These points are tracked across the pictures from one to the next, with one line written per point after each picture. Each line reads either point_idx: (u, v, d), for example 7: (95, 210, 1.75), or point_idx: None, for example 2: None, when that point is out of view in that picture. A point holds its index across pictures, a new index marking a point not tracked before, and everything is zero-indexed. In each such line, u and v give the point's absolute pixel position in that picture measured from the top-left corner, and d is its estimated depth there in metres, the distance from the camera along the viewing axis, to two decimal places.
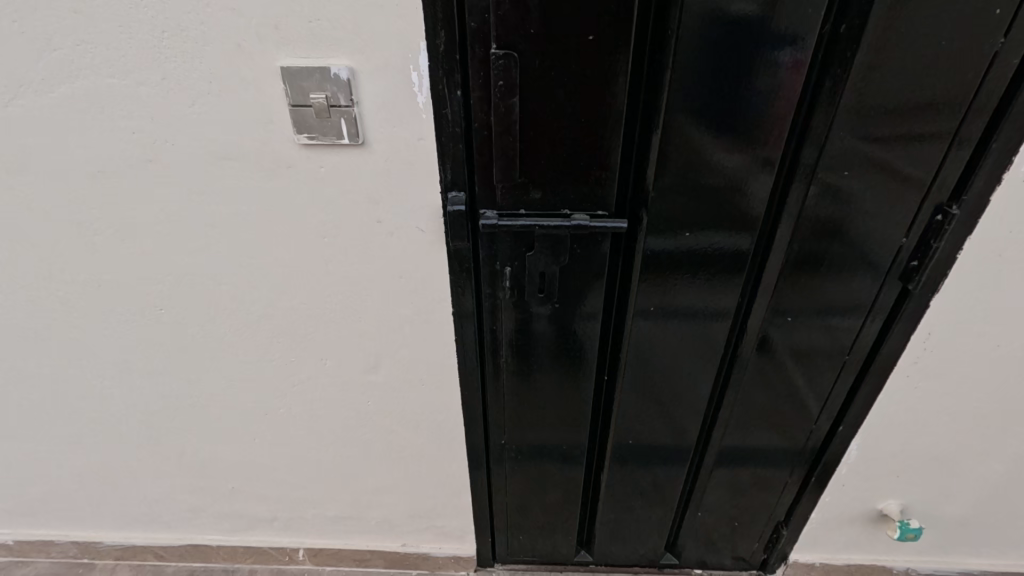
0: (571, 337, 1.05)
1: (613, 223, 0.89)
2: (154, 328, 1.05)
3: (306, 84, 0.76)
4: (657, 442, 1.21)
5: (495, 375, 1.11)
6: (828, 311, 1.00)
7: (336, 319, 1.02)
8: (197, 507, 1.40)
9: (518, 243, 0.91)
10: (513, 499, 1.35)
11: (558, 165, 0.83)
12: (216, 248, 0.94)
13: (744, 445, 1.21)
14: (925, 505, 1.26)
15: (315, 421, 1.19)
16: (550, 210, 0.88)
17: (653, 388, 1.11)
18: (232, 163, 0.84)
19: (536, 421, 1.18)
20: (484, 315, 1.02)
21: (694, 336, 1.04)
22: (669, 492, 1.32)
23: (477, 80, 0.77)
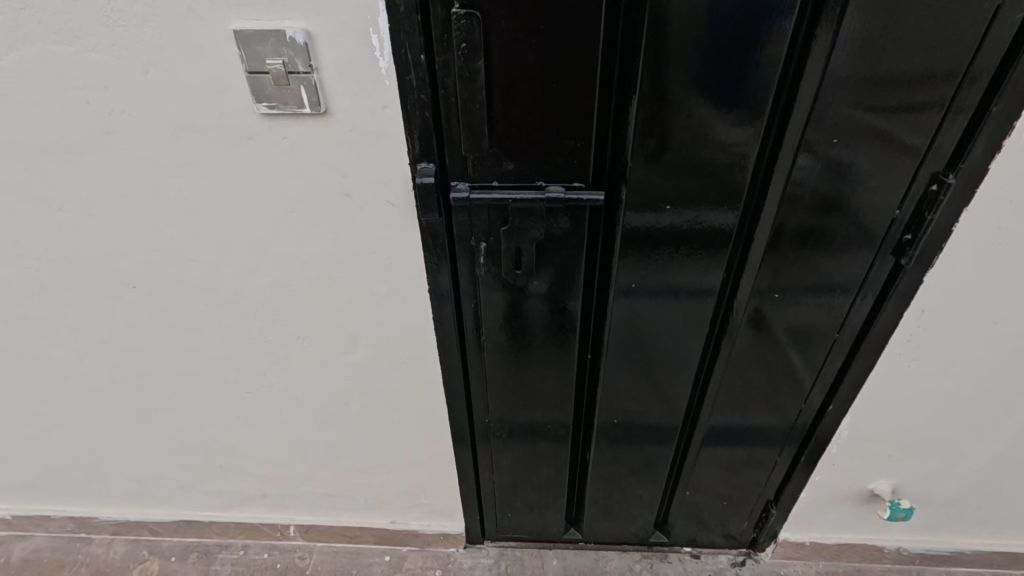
0: (553, 316, 1.02)
1: (591, 196, 0.85)
2: (130, 306, 1.04)
3: (262, 48, 0.72)
4: (644, 422, 1.20)
5: (477, 354, 1.09)
6: (819, 287, 0.96)
7: (312, 296, 1.00)
8: (187, 484, 1.42)
9: (494, 218, 0.87)
10: (501, 477, 1.35)
11: (530, 134, 0.79)
12: (185, 223, 0.91)
13: (733, 424, 1.19)
14: (918, 484, 1.24)
15: (298, 399, 1.19)
16: (524, 181, 0.84)
17: (638, 366, 1.09)
18: (193, 134, 0.81)
19: (520, 400, 1.17)
20: (463, 293, 0.99)
21: (680, 314, 1.01)
22: (657, 470, 1.31)
23: (441, 43, 0.72)
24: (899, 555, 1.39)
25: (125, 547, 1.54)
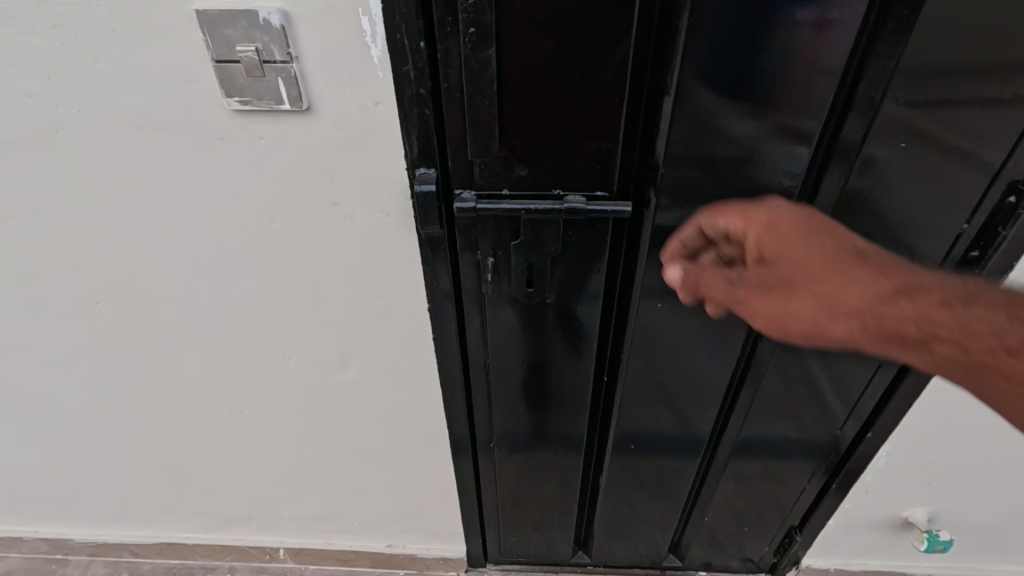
0: (568, 330, 0.90)
1: (615, 207, 0.73)
2: (95, 322, 0.93)
3: (229, 33, 0.61)
4: (661, 439, 1.10)
5: (481, 368, 0.97)
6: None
7: (297, 314, 0.90)
8: (168, 505, 1.32)
9: (503, 229, 0.76)
10: (505, 494, 1.24)
11: (547, 134, 0.68)
12: (151, 232, 0.80)
13: (760, 444, 1.09)
14: (956, 513, 1.15)
15: (285, 420, 1.09)
16: (538, 190, 0.72)
17: (660, 382, 0.99)
18: (155, 132, 0.70)
19: (529, 416, 1.06)
20: (466, 302, 0.87)
21: (711, 326, 0.90)
22: (673, 487, 1.21)
23: (442, 29, 0.60)
24: None
25: (105, 570, 1.45)
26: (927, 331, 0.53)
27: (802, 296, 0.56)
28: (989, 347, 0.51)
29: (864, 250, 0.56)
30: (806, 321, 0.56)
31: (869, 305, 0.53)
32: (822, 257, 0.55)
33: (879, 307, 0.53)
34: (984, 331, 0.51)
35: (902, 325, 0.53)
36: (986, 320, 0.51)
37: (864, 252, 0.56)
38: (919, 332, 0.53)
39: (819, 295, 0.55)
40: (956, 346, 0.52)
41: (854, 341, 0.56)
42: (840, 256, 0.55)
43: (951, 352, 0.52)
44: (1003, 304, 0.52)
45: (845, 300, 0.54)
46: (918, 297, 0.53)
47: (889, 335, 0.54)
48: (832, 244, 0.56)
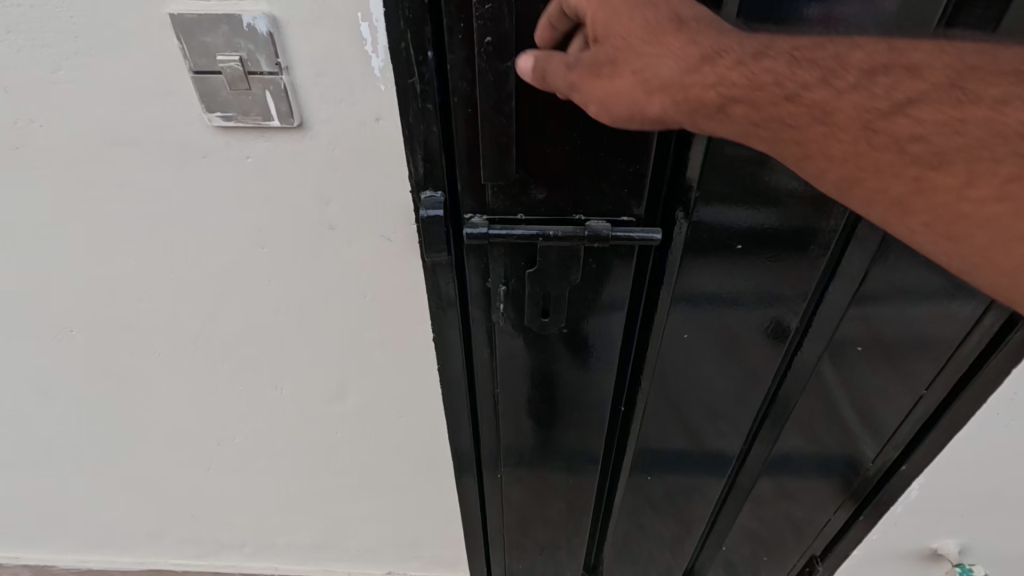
0: (587, 337, 0.81)
1: (644, 232, 0.67)
2: (71, 350, 0.86)
3: (209, 40, 0.53)
4: (682, 454, 1.01)
5: (491, 378, 0.87)
6: (911, 333, 0.77)
7: (288, 342, 0.82)
8: (155, 532, 1.25)
9: (519, 255, 0.69)
10: (509, 514, 1.14)
11: (569, 151, 0.61)
12: (126, 256, 0.73)
13: (787, 464, 1.00)
14: (992, 547, 1.07)
15: (278, 450, 1.02)
16: (558, 215, 0.66)
17: (684, 390, 0.89)
18: (127, 149, 0.62)
19: (541, 429, 0.96)
20: (475, 307, 0.77)
21: (745, 330, 0.81)
22: (686, 506, 1.12)
23: (455, 36, 0.53)
24: None
25: None
26: (727, 93, 0.47)
27: (619, 72, 0.49)
28: (778, 101, 0.46)
29: (683, 13, 0.49)
30: (620, 103, 0.49)
31: (680, 75, 0.47)
32: (638, 23, 0.48)
33: (687, 78, 0.47)
34: (776, 80, 0.46)
35: (708, 95, 0.47)
36: (778, 71, 0.46)
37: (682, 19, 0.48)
38: (722, 96, 0.47)
39: (637, 70, 0.48)
40: (753, 109, 0.47)
41: (665, 120, 0.50)
42: (658, 24, 0.47)
43: (750, 116, 0.47)
44: (790, 50, 0.46)
45: (656, 69, 0.48)
46: (727, 54, 0.46)
47: (695, 108, 0.48)
48: (654, 12, 0.48)
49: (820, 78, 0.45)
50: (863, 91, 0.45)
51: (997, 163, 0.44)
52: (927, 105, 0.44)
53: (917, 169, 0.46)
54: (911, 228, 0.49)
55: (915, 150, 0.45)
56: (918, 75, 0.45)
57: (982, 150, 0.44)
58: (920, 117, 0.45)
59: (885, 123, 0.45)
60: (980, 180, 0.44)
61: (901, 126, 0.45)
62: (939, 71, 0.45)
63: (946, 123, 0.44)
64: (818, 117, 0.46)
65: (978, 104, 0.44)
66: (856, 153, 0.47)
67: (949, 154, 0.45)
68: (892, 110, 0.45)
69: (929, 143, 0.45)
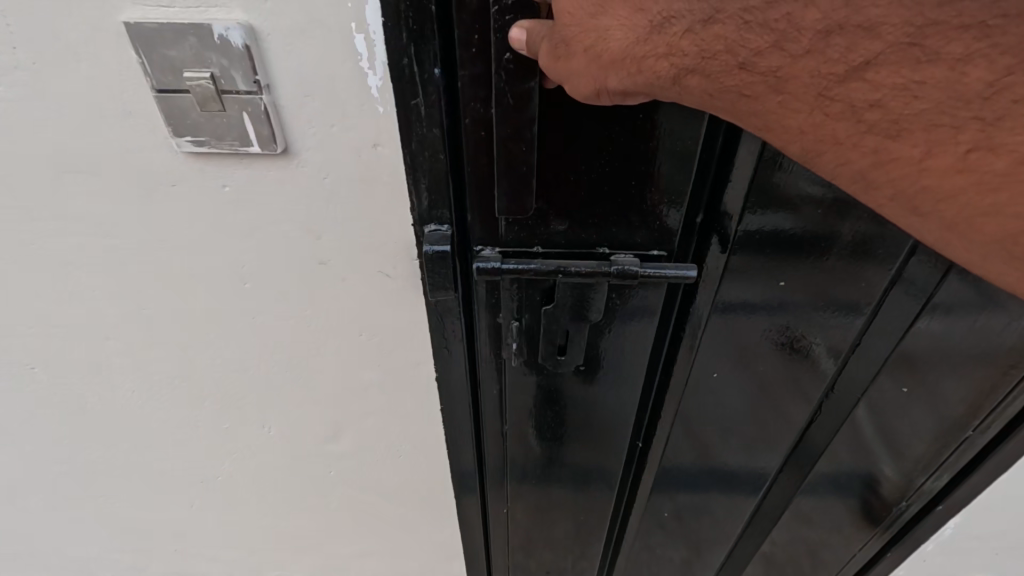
0: (607, 359, 0.75)
1: (679, 270, 0.60)
2: (36, 391, 0.78)
3: (176, 55, 0.45)
4: (701, 483, 0.93)
5: (501, 399, 0.80)
6: (965, 371, 0.67)
7: (277, 381, 0.74)
8: (138, 567, 1.17)
9: (538, 294, 0.63)
10: (514, 534, 1.07)
11: (596, 182, 0.55)
12: (89, 292, 0.65)
13: (811, 502, 0.90)
14: None
15: (267, 487, 0.94)
16: (581, 248, 0.60)
17: (707, 416, 0.82)
18: (83, 178, 0.54)
19: (553, 452, 0.89)
20: (484, 334, 0.69)
21: (778, 356, 0.73)
22: (697, 529, 1.03)
23: (468, 51, 0.46)
24: None
25: None
26: (682, 63, 0.40)
27: (572, 51, 0.41)
28: (733, 69, 0.38)
29: None
30: (581, 84, 0.42)
31: (628, 47, 0.40)
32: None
33: (636, 49, 0.40)
34: (727, 45, 0.38)
35: (659, 68, 0.40)
36: (727, 34, 0.37)
37: None
38: (675, 67, 0.40)
39: (588, 49, 0.40)
40: (707, 80, 0.40)
41: (627, 93, 0.43)
42: None
43: (705, 88, 0.40)
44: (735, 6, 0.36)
45: (602, 42, 0.40)
46: (677, 19, 0.38)
47: (649, 81, 0.41)
48: None
49: (770, 41, 0.36)
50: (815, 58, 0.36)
51: (957, 131, 0.36)
52: (888, 66, 0.35)
53: (875, 140, 0.38)
54: (875, 203, 0.42)
55: (871, 119, 0.37)
56: (874, 33, 0.34)
57: (943, 118, 0.36)
58: (877, 82, 0.36)
59: (842, 89, 0.37)
60: (942, 153, 0.37)
61: (857, 92, 0.36)
62: (897, 24, 0.34)
63: (902, 90, 0.36)
64: (774, 86, 0.38)
65: (939, 64, 0.34)
66: (810, 126, 0.39)
67: (908, 121, 0.37)
68: (847, 76, 0.36)
69: (885, 112, 0.37)
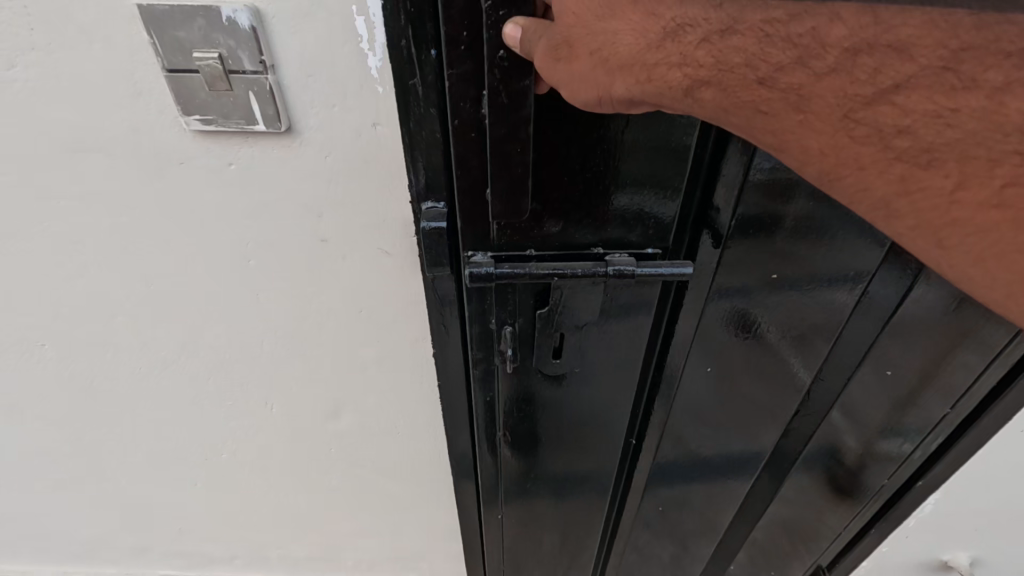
0: (599, 364, 0.75)
1: (674, 269, 0.62)
2: (44, 369, 0.81)
3: (185, 36, 0.47)
4: (691, 478, 0.96)
5: (492, 405, 0.80)
6: (938, 352, 0.72)
7: (280, 360, 0.77)
8: (141, 546, 1.20)
9: (534, 294, 0.65)
10: (505, 541, 1.07)
11: (588, 177, 0.57)
12: (97, 270, 0.67)
13: (797, 488, 0.94)
14: (1000, 560, 1.05)
15: (268, 466, 0.97)
16: (577, 249, 0.62)
17: (697, 412, 0.84)
18: (94, 157, 0.56)
19: (545, 455, 0.90)
20: (475, 340, 0.70)
21: (766, 352, 0.76)
22: (687, 522, 1.05)
23: (457, 47, 0.47)
24: None
25: None
26: (695, 74, 0.42)
27: (578, 53, 0.43)
28: (750, 84, 0.41)
29: None
30: (585, 89, 0.44)
31: (637, 54, 0.42)
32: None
33: (648, 57, 0.42)
34: (746, 59, 0.40)
35: (672, 77, 0.42)
36: (749, 48, 0.40)
37: None
38: (688, 78, 0.42)
39: (594, 52, 0.42)
40: (722, 93, 0.42)
41: (631, 101, 0.45)
42: None
43: (719, 100, 0.42)
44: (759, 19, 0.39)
45: (611, 48, 0.43)
46: (692, 29, 0.41)
47: (660, 91, 0.43)
48: None
49: (796, 56, 0.39)
50: (843, 74, 0.39)
51: (996, 163, 0.38)
52: (919, 90, 0.38)
53: (904, 168, 0.40)
54: None
55: (901, 146, 0.40)
56: (908, 55, 0.38)
57: (977, 146, 0.38)
58: (909, 107, 0.38)
59: (867, 112, 0.39)
60: (976, 185, 0.39)
61: (885, 116, 0.39)
62: (932, 48, 0.38)
63: (935, 115, 0.38)
64: (795, 102, 0.40)
65: (978, 91, 0.37)
66: (830, 145, 0.41)
67: (941, 149, 0.39)
68: (879, 97, 0.39)
69: (916, 139, 0.39)
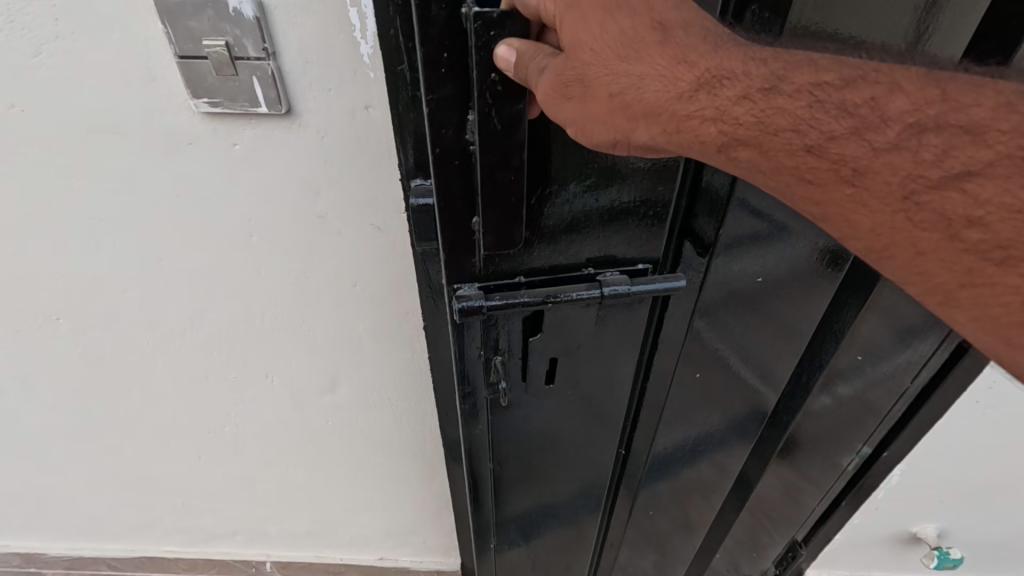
0: (587, 385, 0.76)
1: (666, 283, 0.63)
2: (58, 341, 0.86)
3: (194, 25, 0.52)
4: (676, 484, 0.98)
5: (483, 431, 0.79)
6: (904, 345, 0.74)
7: (280, 333, 0.82)
8: (146, 521, 1.25)
9: (523, 327, 0.66)
10: (499, 560, 1.06)
11: (574, 200, 0.59)
12: (111, 246, 0.72)
13: (775, 483, 0.97)
14: (967, 531, 1.10)
15: (269, 440, 1.02)
16: (569, 270, 0.64)
17: (680, 421, 0.86)
18: (113, 137, 0.61)
19: (536, 475, 0.89)
20: (466, 365, 0.70)
21: (741, 360, 0.78)
22: (674, 526, 1.07)
23: (435, 72, 0.46)
24: None
25: None
26: (728, 131, 0.44)
27: (598, 96, 0.45)
28: (797, 151, 0.43)
29: (664, 16, 0.45)
30: (604, 131, 0.47)
31: (663, 98, 0.44)
32: (616, 34, 0.44)
33: (678, 107, 0.44)
34: (795, 127, 0.42)
35: (707, 132, 0.44)
36: (800, 118, 0.42)
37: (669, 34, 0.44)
38: (724, 136, 0.44)
39: (615, 95, 0.45)
40: (761, 155, 0.44)
41: (653, 147, 0.48)
42: (636, 36, 0.44)
43: (756, 161, 0.44)
44: (809, 83, 0.42)
45: (636, 91, 0.45)
46: (731, 84, 0.43)
47: (694, 143, 0.45)
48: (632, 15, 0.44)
49: (850, 126, 0.42)
50: (907, 151, 0.41)
51: None
52: (989, 179, 0.40)
53: (972, 261, 0.41)
54: None
55: (972, 238, 0.41)
56: (983, 141, 0.40)
57: None
58: (979, 195, 0.40)
59: (932, 196, 0.41)
60: None
61: (957, 205, 0.41)
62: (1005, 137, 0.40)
63: (1014, 211, 0.39)
64: (850, 178, 0.42)
65: None
66: (885, 224, 0.43)
67: (1017, 247, 0.40)
68: (945, 183, 0.41)
69: (988, 231, 0.40)
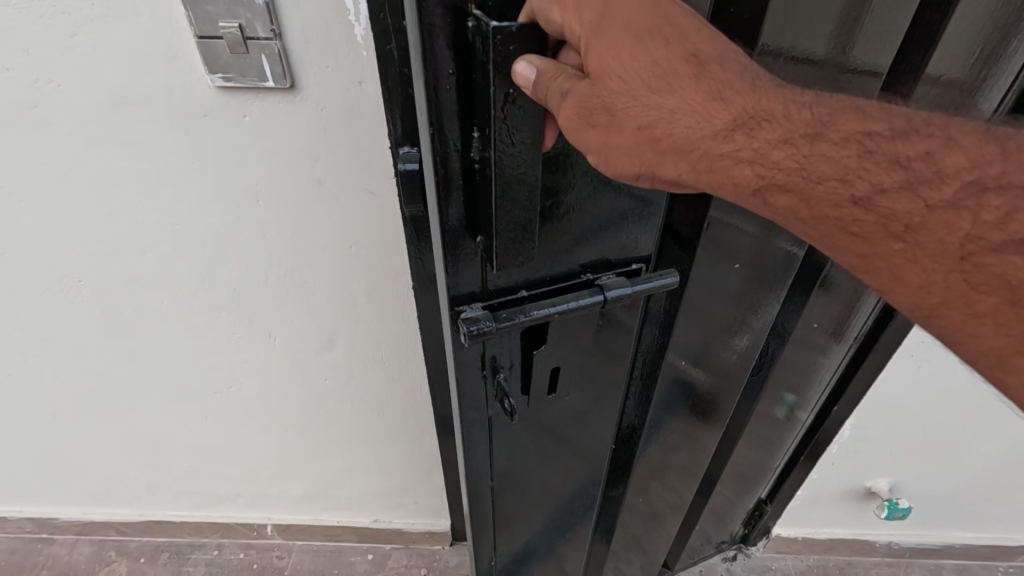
0: (581, 388, 0.79)
1: (659, 280, 0.66)
2: (81, 303, 0.94)
3: (211, 8, 0.61)
4: (656, 467, 1.05)
5: (487, 452, 0.80)
6: (835, 304, 0.85)
7: (283, 294, 0.91)
8: (154, 484, 1.33)
9: (523, 343, 0.67)
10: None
11: (567, 213, 0.62)
12: (133, 212, 0.81)
13: (739, 447, 1.06)
14: (915, 484, 1.20)
15: (271, 401, 1.10)
16: (565, 274, 0.67)
17: (659, 409, 0.93)
18: (137, 110, 0.70)
19: (535, 489, 0.90)
20: (469, 388, 0.70)
21: (709, 344, 0.86)
22: (656, 512, 1.13)
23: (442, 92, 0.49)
24: (891, 549, 1.36)
25: (91, 549, 1.46)
26: (763, 171, 0.48)
27: (630, 130, 0.47)
28: (844, 204, 0.47)
29: (699, 51, 0.47)
30: (630, 163, 0.49)
31: (693, 135, 0.47)
32: (646, 63, 0.46)
33: (712, 147, 0.48)
34: (844, 183, 0.47)
35: (741, 172, 0.48)
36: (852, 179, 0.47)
37: (701, 70, 0.47)
38: (762, 179, 0.48)
39: (643, 128, 0.47)
40: (803, 204, 0.49)
41: (679, 180, 0.51)
42: (668, 68, 0.46)
43: (800, 210, 0.49)
44: (857, 133, 0.47)
45: (664, 125, 0.47)
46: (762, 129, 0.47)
47: (724, 182, 0.49)
48: (665, 50, 0.46)
49: (901, 184, 0.46)
50: (965, 212, 0.46)
51: None
52: None
53: None
54: None
55: None
56: None
57: None
58: None
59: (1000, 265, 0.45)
60: None
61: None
62: None
63: None
64: (901, 234, 0.47)
65: None
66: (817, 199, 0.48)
67: None
68: (1005, 247, 0.45)
69: None
